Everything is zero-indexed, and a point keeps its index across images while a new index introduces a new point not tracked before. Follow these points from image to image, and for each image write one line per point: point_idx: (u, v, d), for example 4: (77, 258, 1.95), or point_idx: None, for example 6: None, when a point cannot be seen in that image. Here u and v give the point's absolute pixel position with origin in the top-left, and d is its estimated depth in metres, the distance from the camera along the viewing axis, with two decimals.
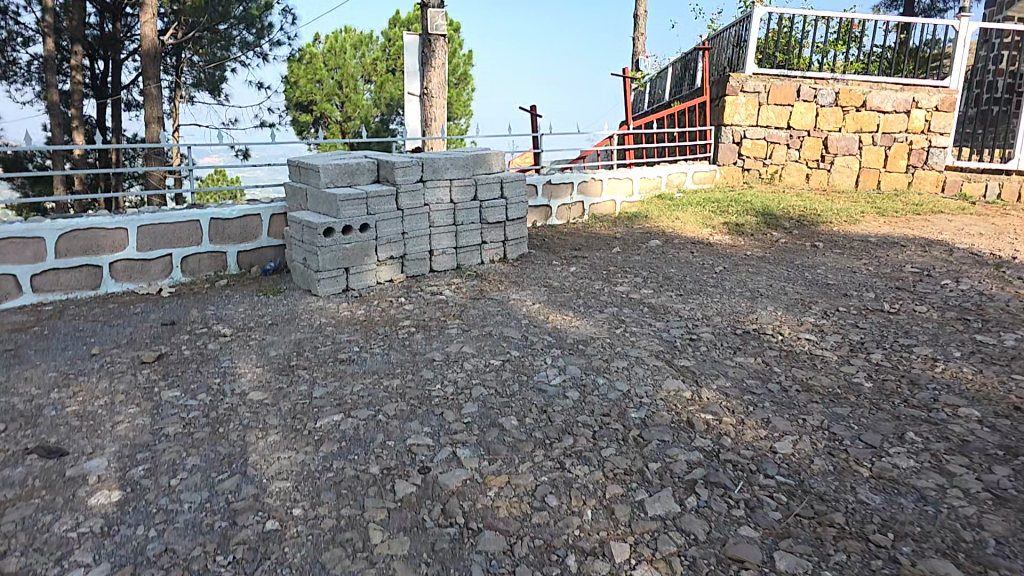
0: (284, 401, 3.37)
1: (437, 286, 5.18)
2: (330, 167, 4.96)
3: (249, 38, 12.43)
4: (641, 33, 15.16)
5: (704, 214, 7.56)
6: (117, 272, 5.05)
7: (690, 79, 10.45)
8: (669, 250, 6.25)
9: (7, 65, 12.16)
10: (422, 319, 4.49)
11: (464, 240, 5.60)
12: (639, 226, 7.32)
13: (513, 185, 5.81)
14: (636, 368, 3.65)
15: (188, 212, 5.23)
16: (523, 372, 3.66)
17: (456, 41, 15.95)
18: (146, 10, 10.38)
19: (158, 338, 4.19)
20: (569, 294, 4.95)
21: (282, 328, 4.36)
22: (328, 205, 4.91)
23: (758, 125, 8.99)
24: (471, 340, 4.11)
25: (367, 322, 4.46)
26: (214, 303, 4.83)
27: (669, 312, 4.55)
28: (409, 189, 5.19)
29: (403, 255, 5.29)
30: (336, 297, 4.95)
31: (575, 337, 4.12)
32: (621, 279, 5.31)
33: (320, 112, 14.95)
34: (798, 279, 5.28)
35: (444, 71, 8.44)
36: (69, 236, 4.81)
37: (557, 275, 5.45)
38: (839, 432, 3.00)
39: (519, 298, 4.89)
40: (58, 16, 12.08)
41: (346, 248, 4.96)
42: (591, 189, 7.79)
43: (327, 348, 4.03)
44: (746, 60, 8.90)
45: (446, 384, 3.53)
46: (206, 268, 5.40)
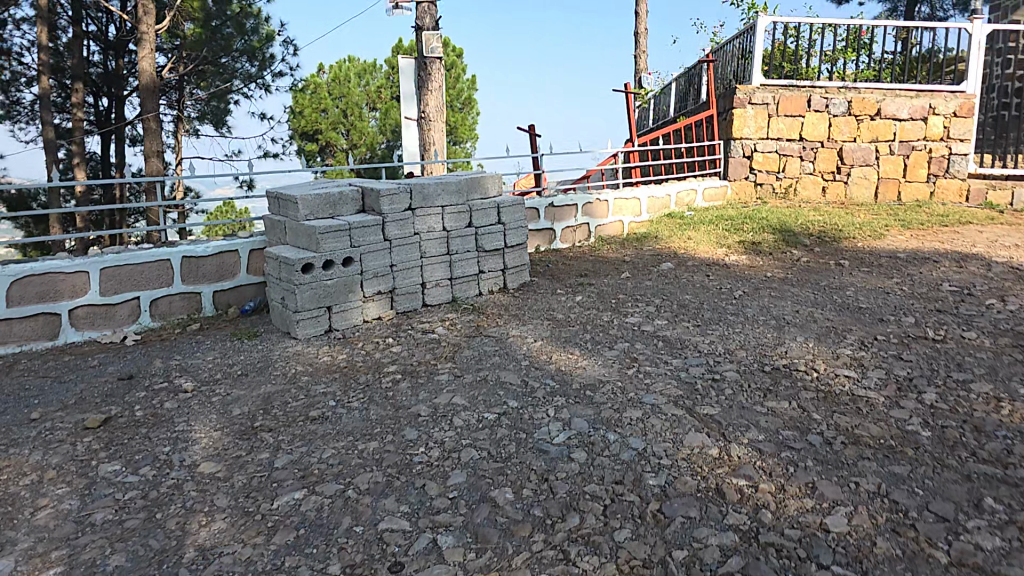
0: (238, 476, 2.90)
1: (428, 323, 4.72)
2: (309, 197, 4.52)
3: (252, 70, 11.98)
4: (643, 50, 14.81)
5: (718, 232, 7.07)
6: (78, 319, 4.64)
7: (694, 94, 10.04)
8: (682, 274, 5.75)
9: (11, 105, 11.91)
10: (409, 364, 4.01)
11: (459, 271, 5.14)
12: (649, 248, 6.83)
13: (512, 210, 5.35)
14: (650, 419, 3.14)
15: (156, 252, 4.82)
16: (521, 428, 3.15)
17: (459, 65, 15.66)
18: (144, 45, 10.03)
19: (110, 398, 3.73)
20: (575, 328, 4.46)
21: (252, 380, 3.91)
22: (307, 239, 4.47)
23: (769, 138, 8.53)
24: (463, 388, 3.61)
25: (348, 370, 3.99)
26: (181, 352, 4.39)
27: (687, 346, 4.04)
28: (396, 218, 4.74)
29: (392, 290, 4.83)
30: (318, 338, 4.49)
31: (581, 381, 3.61)
32: (631, 308, 4.82)
33: (326, 141, 14.71)
34: (827, 303, 4.76)
35: (443, 94, 8.06)
36: (23, 282, 4.40)
37: (560, 306, 4.97)
38: (902, 501, 2.47)
39: (519, 333, 4.41)
40: (60, 56, 11.81)
41: (328, 285, 4.49)
42: (596, 210, 7.33)
43: (299, 405, 3.54)
44: (752, 72, 8.46)
45: (430, 447, 3.03)
46: (178, 310, 4.98)
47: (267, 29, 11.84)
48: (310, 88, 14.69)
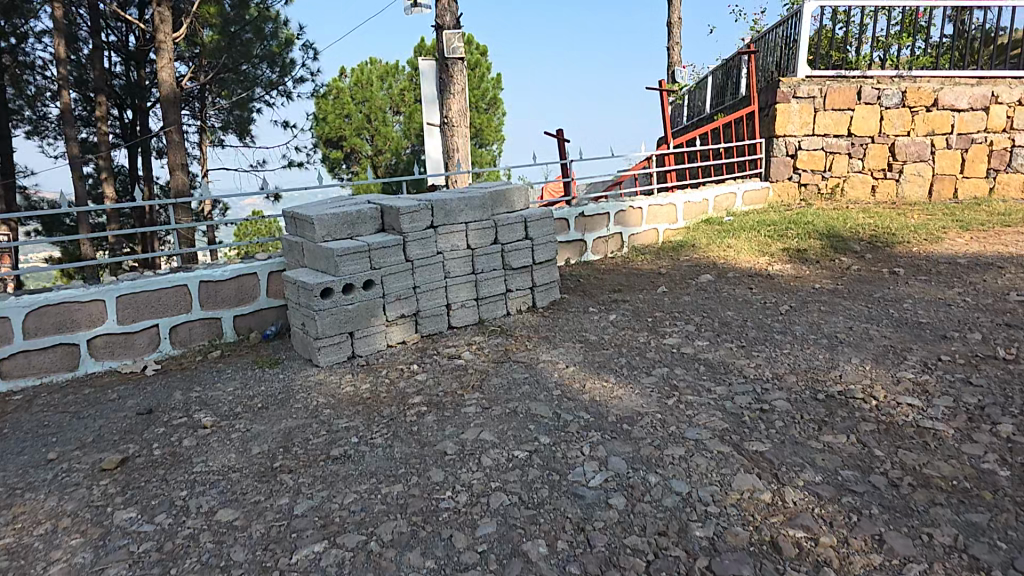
0: (256, 525, 2.73)
1: (454, 347, 4.54)
2: (328, 218, 4.38)
3: (272, 77, 12.23)
4: (676, 41, 14.48)
5: (760, 239, 6.75)
6: (97, 349, 4.57)
7: (732, 87, 9.73)
8: (721, 286, 5.48)
9: (38, 120, 12.18)
10: (434, 394, 3.82)
11: (485, 290, 4.95)
12: (686, 258, 6.54)
13: (539, 224, 5.15)
14: (694, 458, 2.92)
15: (173, 278, 4.73)
16: (553, 468, 2.94)
17: (483, 65, 15.44)
18: (163, 55, 9.94)
19: (128, 435, 3.61)
20: (609, 351, 4.25)
21: (274, 414, 3.76)
22: (326, 261, 4.32)
23: (814, 134, 8.17)
24: (491, 422, 3.42)
25: (372, 402, 3.82)
26: (202, 383, 4.27)
27: (732, 371, 3.85)
28: (418, 237, 4.57)
29: (416, 312, 4.67)
30: (341, 366, 4.35)
31: (617, 413, 3.40)
32: (669, 328, 4.57)
33: (351, 147, 14.65)
34: (883, 319, 4.47)
35: (465, 97, 7.86)
36: (39, 313, 4.33)
37: (592, 326, 4.74)
38: (983, 557, 2.20)
39: (550, 358, 4.20)
40: (81, 66, 12.05)
41: (349, 309, 4.35)
42: (630, 218, 7.09)
43: (321, 442, 3.37)
44: (797, 62, 8.09)
45: (457, 490, 2.84)
46: (198, 337, 4.91)
47: (285, 33, 11.95)
48: (332, 93, 14.65)
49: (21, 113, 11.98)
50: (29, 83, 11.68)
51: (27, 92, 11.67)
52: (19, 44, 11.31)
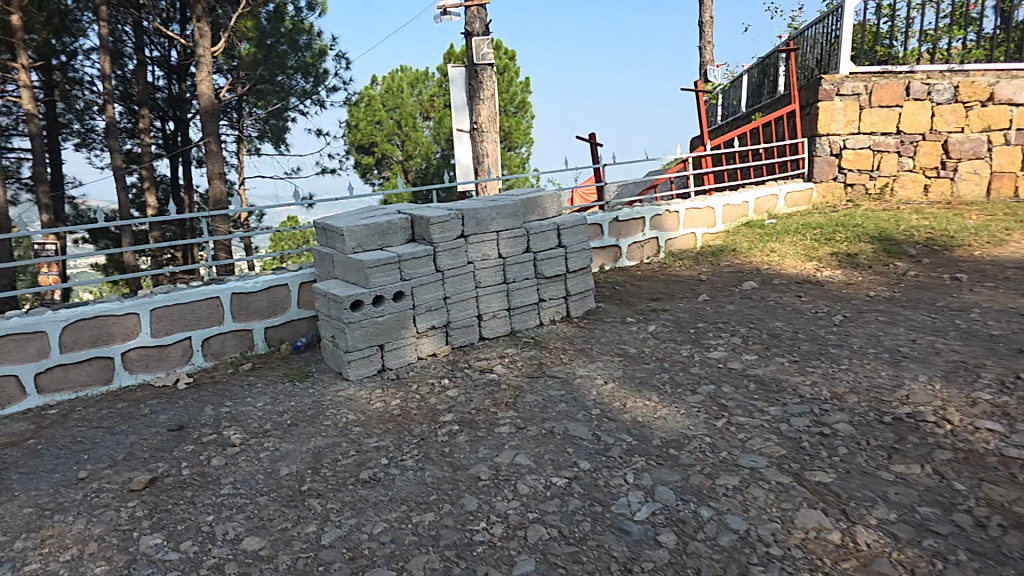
0: (282, 556, 2.55)
1: (486, 360, 4.35)
2: (357, 228, 4.23)
3: (306, 86, 12.17)
4: (709, 40, 14.11)
5: (806, 243, 6.41)
6: (132, 362, 4.49)
7: (770, 86, 9.37)
8: (768, 294, 5.19)
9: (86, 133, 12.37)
10: (466, 412, 3.63)
11: (518, 300, 4.75)
12: (727, 263, 6.24)
13: (573, 231, 4.94)
14: (750, 489, 2.68)
15: (206, 289, 4.65)
16: (596, 498, 2.72)
17: (511, 69, 15.24)
18: (202, 68, 9.92)
19: (158, 454, 3.46)
20: (651, 366, 4.00)
21: (302, 431, 3.61)
22: (355, 273, 4.17)
23: (860, 132, 7.78)
24: (528, 444, 3.20)
25: (402, 419, 3.64)
26: (232, 397, 4.15)
27: (785, 389, 3.58)
28: (448, 247, 4.39)
29: (447, 323, 4.49)
30: (371, 380, 4.19)
31: (662, 435, 3.16)
32: (714, 340, 4.31)
33: (382, 153, 14.67)
34: (949, 330, 4.15)
35: (495, 102, 7.67)
36: (75, 327, 4.27)
37: (632, 337, 4.50)
38: None
39: (588, 373, 3.97)
40: (126, 81, 12.21)
41: (379, 322, 4.19)
42: (666, 222, 6.81)
43: (349, 463, 3.20)
44: (840, 58, 7.71)
45: (493, 522, 2.64)
46: (230, 349, 4.81)
47: (319, 44, 11.94)
48: (364, 100, 14.71)
49: (70, 126, 12.20)
50: (78, 98, 11.88)
51: (75, 107, 11.88)
52: (68, 61, 11.50)
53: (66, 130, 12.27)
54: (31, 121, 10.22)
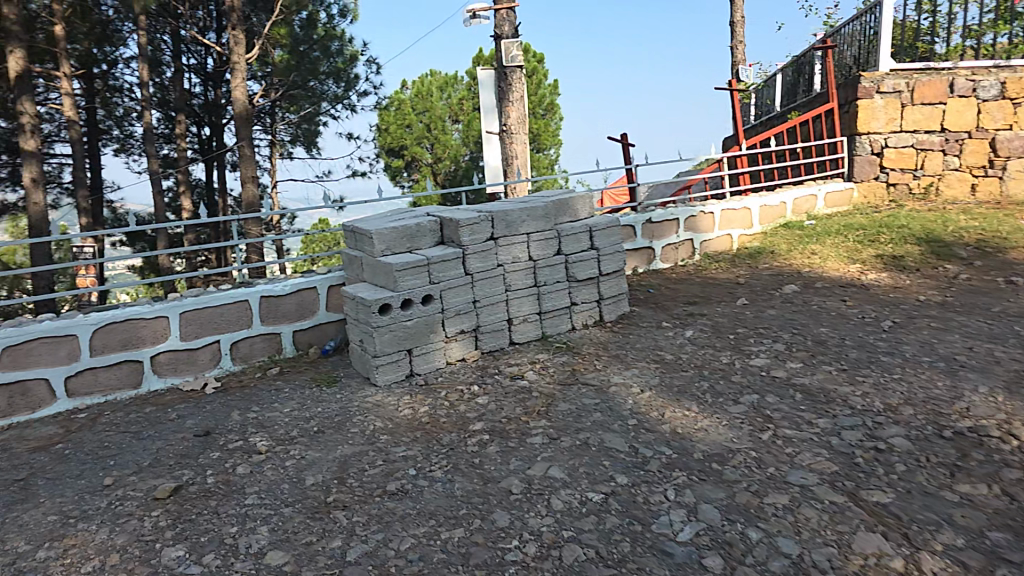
0: (307, 572, 2.45)
1: (517, 366, 4.21)
2: (386, 231, 4.14)
3: (338, 91, 12.14)
4: (740, 40, 13.79)
5: (848, 244, 6.15)
6: (161, 366, 4.46)
7: (806, 85, 9.08)
8: (811, 298, 4.96)
9: (125, 138, 12.56)
10: (497, 421, 3.50)
11: (549, 304, 4.61)
12: (766, 266, 6.01)
13: (606, 233, 4.79)
14: (802, 509, 2.51)
15: (234, 293, 4.60)
16: (635, 516, 2.57)
17: (540, 71, 15.15)
18: (237, 74, 9.91)
19: (183, 460, 3.40)
20: (689, 373, 3.83)
21: (329, 439, 3.51)
22: (384, 276, 4.08)
23: (902, 131, 7.46)
24: (561, 456, 3.06)
25: (431, 427, 3.53)
26: (259, 402, 4.08)
27: (833, 400, 3.38)
28: (478, 249, 4.27)
29: (476, 328, 4.36)
30: (399, 385, 4.08)
31: (704, 449, 2.99)
32: (755, 347, 4.11)
33: (411, 156, 14.68)
34: (1008, 337, 3.91)
35: (524, 103, 7.52)
36: (106, 330, 4.25)
37: (669, 343, 4.33)
38: None
39: (624, 381, 3.81)
40: (163, 89, 12.43)
41: (408, 326, 4.08)
42: (701, 224, 6.61)
43: (376, 473, 3.10)
44: (879, 56, 7.42)
45: (526, 540, 2.50)
46: (259, 352, 4.76)
47: (351, 50, 11.98)
48: (394, 104, 14.70)
49: (109, 132, 12.42)
50: (118, 105, 12.09)
51: (115, 113, 12.10)
52: (109, 70, 11.64)
53: (106, 137, 12.46)
54: (72, 127, 10.39)
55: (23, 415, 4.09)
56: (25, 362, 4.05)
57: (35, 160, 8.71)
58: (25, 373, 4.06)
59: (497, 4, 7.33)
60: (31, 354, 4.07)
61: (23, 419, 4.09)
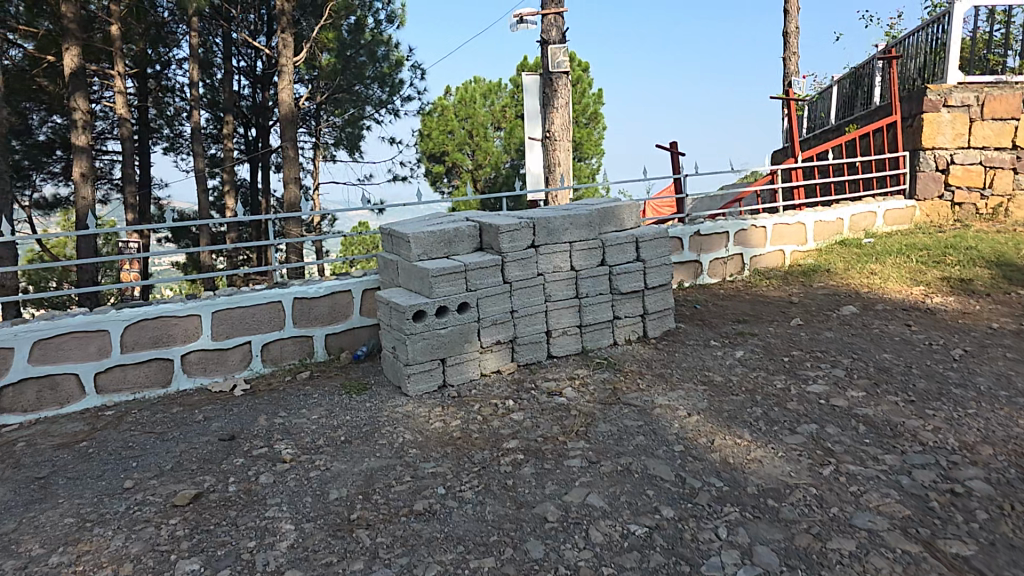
0: None
1: (555, 381, 4.00)
2: (423, 235, 3.99)
3: (383, 96, 12.15)
4: (794, 52, 13.40)
5: (910, 265, 5.79)
6: (190, 365, 4.38)
7: (864, 97, 8.70)
8: (870, 321, 4.64)
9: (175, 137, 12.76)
10: (532, 439, 3.30)
11: (590, 316, 4.39)
12: (821, 284, 5.70)
13: (653, 244, 4.55)
14: (871, 558, 2.25)
15: (267, 293, 4.51)
16: (681, 555, 2.34)
17: (585, 80, 14.98)
18: (284, 76, 9.94)
19: (205, 466, 3.28)
20: (740, 398, 3.57)
21: (356, 450, 3.35)
22: (419, 281, 3.93)
23: (969, 146, 7.08)
24: (601, 482, 2.85)
25: (462, 443, 3.34)
26: (287, 407, 3.96)
27: (901, 434, 3.09)
28: (518, 257, 4.09)
29: (513, 339, 4.18)
30: (430, 396, 3.92)
31: (759, 483, 2.75)
32: (812, 372, 3.84)
33: (452, 162, 14.55)
34: None
35: (570, 110, 7.32)
36: (136, 327, 4.19)
37: (717, 364, 4.07)
38: None
39: (668, 402, 3.58)
40: (213, 90, 12.61)
41: (442, 334, 3.92)
42: (752, 238, 6.31)
43: (403, 491, 2.92)
44: (947, 67, 7.01)
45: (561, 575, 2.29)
46: (289, 355, 4.65)
47: (397, 54, 11.99)
48: (437, 110, 14.70)
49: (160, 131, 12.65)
50: (169, 104, 12.33)
51: (166, 113, 12.29)
52: (162, 70, 12.00)
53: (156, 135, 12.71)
54: (123, 124, 10.56)
55: (52, 410, 4.05)
56: (55, 357, 4.01)
57: (85, 155, 8.88)
58: (56, 368, 4.02)
59: (545, 10, 7.17)
60: (61, 348, 4.03)
61: (50, 414, 4.05)
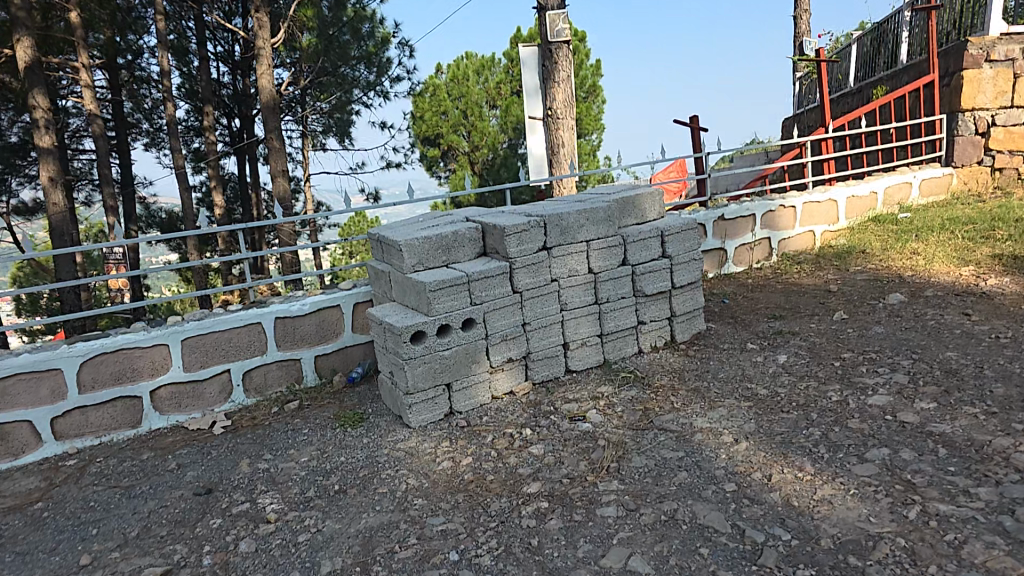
0: None
1: (576, 403, 3.54)
2: (417, 241, 3.50)
3: (370, 78, 11.61)
4: (805, 10, 12.77)
5: (957, 242, 5.35)
6: (162, 401, 3.96)
7: (890, 55, 8.15)
8: (923, 311, 4.22)
9: (155, 132, 12.33)
10: (556, 482, 2.85)
11: (611, 323, 3.92)
12: (858, 268, 5.27)
13: (679, 237, 4.08)
14: None
15: (245, 315, 4.07)
16: None
17: (582, 51, 14.34)
18: (263, 61, 9.33)
19: (177, 531, 2.88)
20: (792, 416, 3.13)
21: (352, 503, 2.92)
22: (415, 296, 3.46)
23: (1013, 106, 6.67)
24: (641, 537, 2.41)
25: (475, 488, 2.90)
26: (274, 448, 3.56)
27: (996, 459, 2.61)
28: (528, 263, 3.61)
29: (526, 355, 3.72)
30: (435, 427, 3.47)
31: (834, 534, 2.30)
32: (870, 379, 3.39)
33: (447, 145, 14.08)
34: None
35: (571, 85, 6.77)
36: (94, 363, 3.77)
37: (759, 373, 3.64)
38: None
39: (711, 426, 3.14)
40: (190, 78, 12.06)
41: (445, 357, 3.45)
42: (780, 220, 5.84)
43: (408, 558, 2.47)
44: (989, 18, 6.57)
45: None
46: (276, 382, 4.23)
47: (382, 32, 11.34)
48: (429, 90, 14.16)
49: (139, 126, 12.31)
50: (145, 97, 11.86)
51: (143, 106, 11.87)
52: (135, 60, 11.36)
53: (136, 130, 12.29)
54: (94, 121, 10.05)
55: (6, 463, 3.66)
56: (3, 404, 3.60)
57: (51, 157, 8.31)
58: (3, 416, 3.61)
59: None
60: (10, 393, 3.61)
61: (5, 467, 3.65)
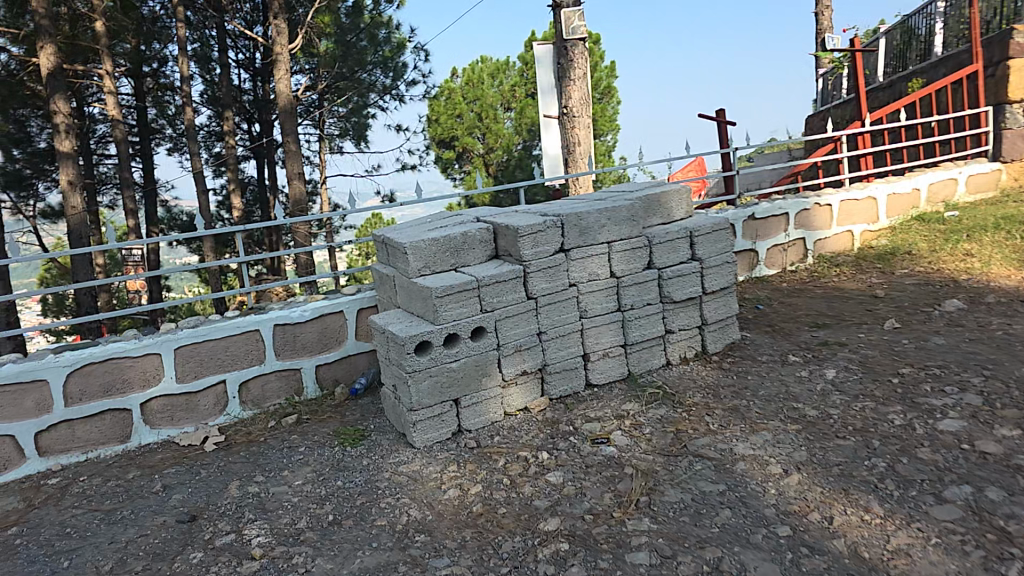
0: None
1: (599, 423, 3.15)
2: (423, 244, 3.14)
3: (386, 81, 11.19)
4: (826, 6, 12.26)
5: (1015, 243, 4.87)
6: (153, 414, 3.63)
7: (921, 49, 7.68)
8: (987, 320, 3.78)
9: (177, 137, 12.07)
10: (578, 518, 2.46)
11: (637, 332, 3.53)
12: (905, 271, 4.83)
13: (710, 238, 3.67)
14: None
15: (241, 322, 3.73)
16: None
17: (597, 53, 13.92)
18: (280, 67, 9.01)
19: (153, 566, 2.53)
20: (850, 442, 2.72)
21: (349, 538, 2.55)
22: (421, 303, 3.10)
23: None
24: None
25: (486, 523, 2.52)
26: (267, 469, 3.20)
27: None
28: (544, 266, 3.22)
29: (542, 367, 3.33)
30: (440, 448, 3.10)
31: None
32: (935, 400, 2.95)
33: (462, 147, 13.66)
34: None
35: (587, 82, 6.36)
36: (83, 373, 3.45)
37: (806, 390, 3.23)
38: None
39: (755, 453, 2.73)
40: (213, 85, 11.80)
41: (452, 370, 3.07)
42: (816, 219, 5.40)
43: None
44: None
45: None
46: (273, 394, 3.89)
47: (398, 37, 10.95)
48: (445, 93, 13.77)
49: (162, 132, 11.95)
50: (169, 103, 11.70)
51: (167, 112, 11.70)
52: (159, 68, 11.20)
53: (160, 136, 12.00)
54: (117, 125, 9.78)
55: None
56: None
57: (72, 161, 7.93)
58: None
59: None
60: None
61: None
